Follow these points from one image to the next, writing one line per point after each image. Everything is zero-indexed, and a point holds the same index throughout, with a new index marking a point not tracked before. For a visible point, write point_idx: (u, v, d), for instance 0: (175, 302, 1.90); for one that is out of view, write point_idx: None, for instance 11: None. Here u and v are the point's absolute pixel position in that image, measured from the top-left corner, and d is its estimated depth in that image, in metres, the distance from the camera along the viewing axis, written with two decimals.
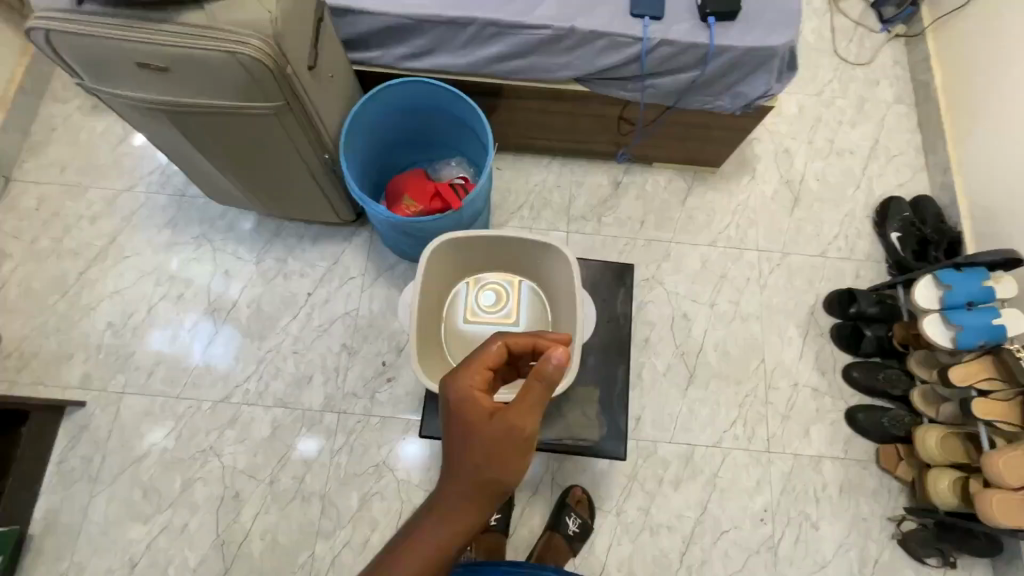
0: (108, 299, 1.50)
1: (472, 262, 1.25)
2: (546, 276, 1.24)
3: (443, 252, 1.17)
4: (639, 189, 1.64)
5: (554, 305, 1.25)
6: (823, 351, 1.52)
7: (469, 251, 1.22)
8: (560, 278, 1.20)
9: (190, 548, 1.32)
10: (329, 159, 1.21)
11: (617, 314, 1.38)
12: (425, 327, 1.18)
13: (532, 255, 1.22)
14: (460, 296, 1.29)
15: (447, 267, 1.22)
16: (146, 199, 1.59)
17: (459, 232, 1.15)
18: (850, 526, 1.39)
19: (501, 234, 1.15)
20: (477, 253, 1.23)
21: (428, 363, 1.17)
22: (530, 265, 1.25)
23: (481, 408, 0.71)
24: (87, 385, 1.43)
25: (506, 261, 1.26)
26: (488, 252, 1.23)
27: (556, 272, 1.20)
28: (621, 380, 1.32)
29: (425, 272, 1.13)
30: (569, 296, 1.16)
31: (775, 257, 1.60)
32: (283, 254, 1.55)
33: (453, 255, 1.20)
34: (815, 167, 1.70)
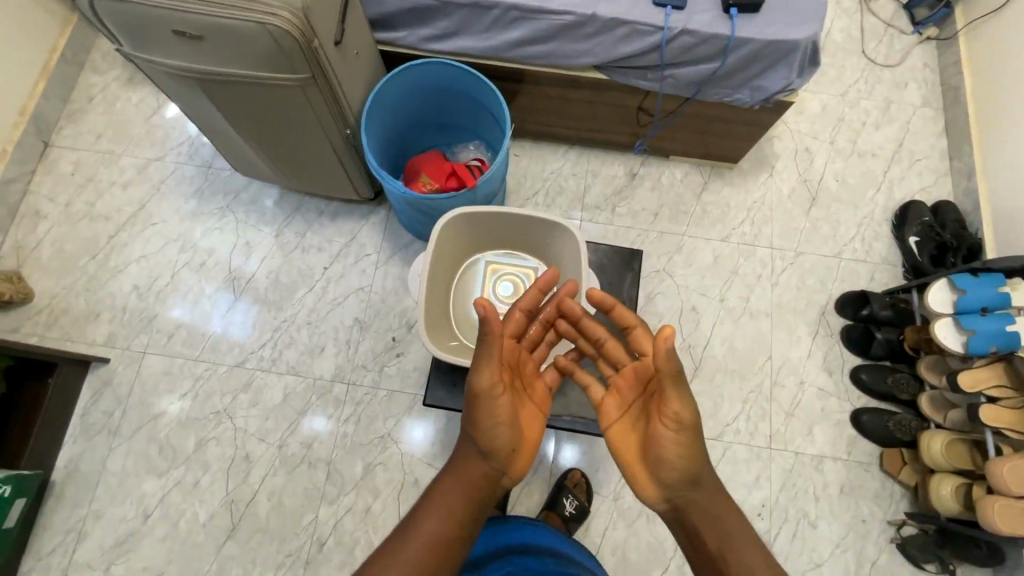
0: (135, 263, 1.56)
1: (484, 241, 1.28)
2: (556, 260, 1.26)
3: (456, 226, 1.20)
4: (655, 181, 1.65)
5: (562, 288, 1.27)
6: (831, 352, 1.51)
7: (482, 229, 1.25)
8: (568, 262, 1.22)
9: (200, 504, 1.38)
10: (351, 134, 1.24)
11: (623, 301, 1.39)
12: (434, 299, 1.20)
13: (543, 237, 1.23)
14: (472, 274, 1.32)
15: (459, 243, 1.24)
16: (175, 168, 1.65)
17: (471, 207, 1.17)
18: (848, 526, 1.39)
19: (514, 213, 1.18)
20: (489, 232, 1.25)
21: (435, 335, 1.20)
22: (541, 247, 1.27)
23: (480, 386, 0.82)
24: (111, 343, 1.49)
25: (518, 242, 1.28)
26: (500, 232, 1.25)
27: (565, 256, 1.22)
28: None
29: (437, 245, 1.16)
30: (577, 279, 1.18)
31: (789, 256, 1.59)
32: (303, 228, 1.60)
33: (466, 231, 1.23)
34: (835, 167, 1.68)
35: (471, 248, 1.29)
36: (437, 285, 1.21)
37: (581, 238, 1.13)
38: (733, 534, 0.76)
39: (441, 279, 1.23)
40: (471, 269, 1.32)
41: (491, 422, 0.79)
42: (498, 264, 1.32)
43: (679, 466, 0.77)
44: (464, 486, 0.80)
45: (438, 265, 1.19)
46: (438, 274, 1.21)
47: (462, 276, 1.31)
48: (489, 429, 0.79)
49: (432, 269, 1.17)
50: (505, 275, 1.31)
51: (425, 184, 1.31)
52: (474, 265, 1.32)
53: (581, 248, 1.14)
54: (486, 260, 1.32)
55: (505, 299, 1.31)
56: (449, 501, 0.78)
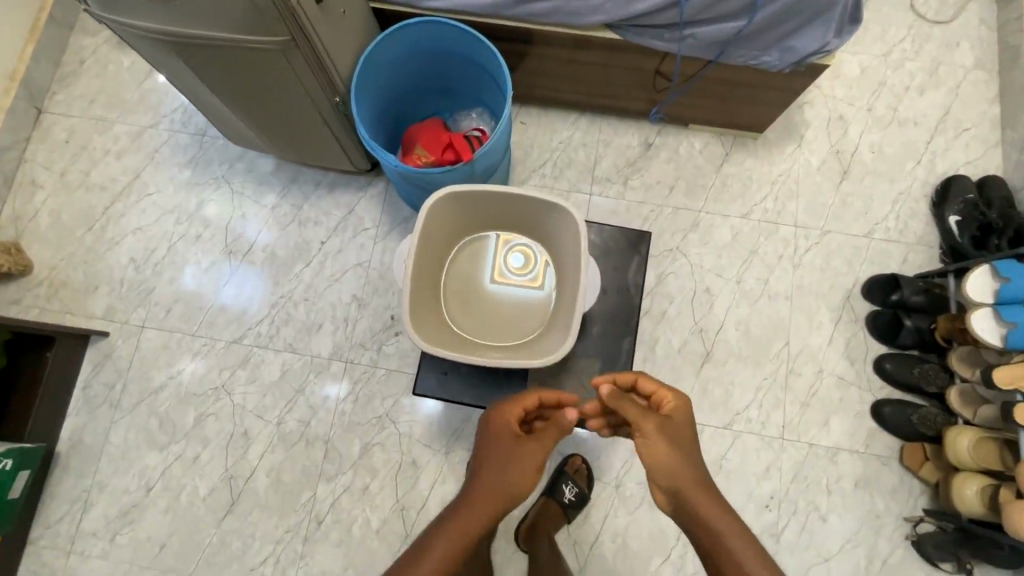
0: (131, 234, 1.52)
1: (479, 220, 1.20)
2: (555, 242, 1.18)
3: (446, 206, 1.11)
4: (671, 152, 1.53)
5: (562, 271, 1.19)
6: (854, 339, 1.42)
7: (481, 206, 1.16)
8: (568, 244, 1.13)
9: (201, 478, 1.38)
10: (340, 102, 1.16)
11: (629, 286, 1.31)
12: (424, 284, 1.13)
13: (541, 218, 1.15)
14: (467, 256, 1.25)
15: (451, 224, 1.17)
16: (169, 136, 1.59)
17: (462, 186, 1.08)
18: (861, 520, 1.33)
19: (509, 192, 1.09)
20: (484, 212, 1.17)
21: (425, 322, 1.13)
22: (541, 229, 1.18)
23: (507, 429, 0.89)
24: (110, 316, 1.48)
25: (515, 222, 1.19)
26: (496, 212, 1.17)
27: (565, 238, 1.14)
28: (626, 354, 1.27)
29: (424, 227, 1.08)
30: (576, 262, 1.10)
31: (815, 235, 1.48)
32: (299, 200, 1.54)
33: (457, 212, 1.15)
34: (871, 137, 1.54)
35: (466, 227, 1.21)
36: (427, 269, 1.14)
37: (580, 220, 1.05)
38: (740, 550, 0.73)
39: (432, 262, 1.16)
40: (467, 250, 1.25)
41: (525, 466, 0.83)
42: (495, 244, 1.24)
43: (683, 482, 0.79)
44: (488, 504, 0.79)
45: (427, 248, 1.11)
46: (427, 257, 1.14)
47: (455, 258, 1.24)
48: (518, 471, 0.83)
49: (420, 253, 1.09)
50: (503, 256, 1.24)
51: (420, 157, 1.23)
52: (470, 247, 1.25)
53: (580, 232, 1.06)
54: (483, 240, 1.25)
55: (517, 271, 1.24)
56: (466, 523, 0.76)
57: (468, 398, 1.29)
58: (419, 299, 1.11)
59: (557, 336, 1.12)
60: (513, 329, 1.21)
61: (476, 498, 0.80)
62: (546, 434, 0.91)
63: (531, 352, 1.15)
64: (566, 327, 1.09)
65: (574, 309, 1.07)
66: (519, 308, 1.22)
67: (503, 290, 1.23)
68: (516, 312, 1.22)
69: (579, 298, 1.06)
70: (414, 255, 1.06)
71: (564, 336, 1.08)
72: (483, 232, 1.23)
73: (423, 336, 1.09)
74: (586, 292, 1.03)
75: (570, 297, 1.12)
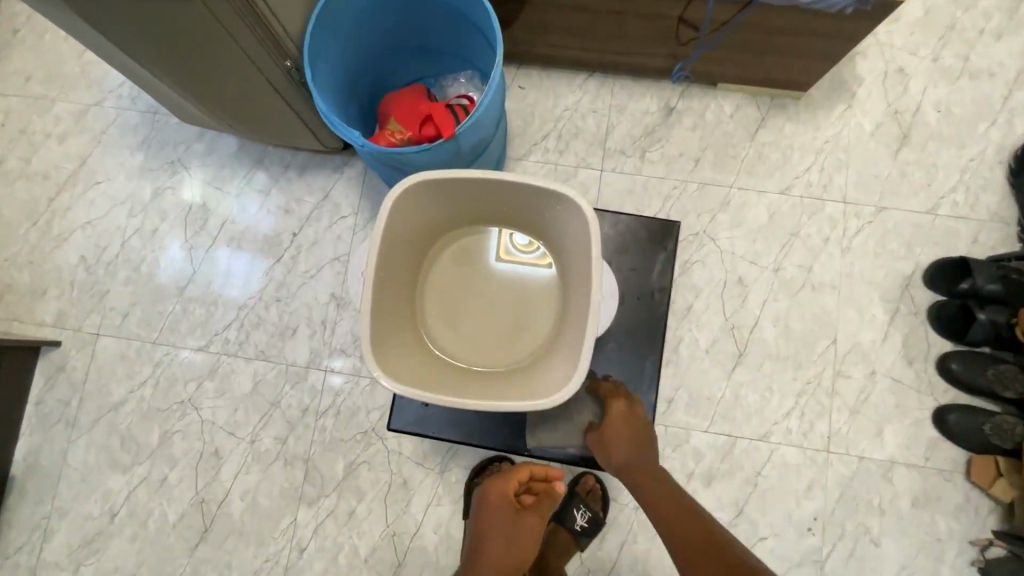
0: (80, 229, 1.35)
1: (464, 211, 0.99)
2: (559, 238, 0.98)
3: (417, 195, 0.91)
4: (697, 118, 1.30)
5: (568, 272, 0.99)
6: (913, 334, 1.21)
7: (462, 197, 0.95)
8: (573, 242, 0.93)
9: (169, 503, 1.24)
10: (293, 68, 0.98)
11: (653, 290, 1.24)
12: (394, 291, 0.94)
13: (540, 209, 0.94)
14: (452, 253, 1.05)
15: (428, 215, 0.96)
16: (117, 115, 1.39)
17: (438, 175, 0.88)
18: (919, 544, 1.15)
19: (501, 178, 0.88)
20: (469, 201, 0.96)
21: (397, 337, 0.94)
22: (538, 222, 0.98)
23: (505, 510, 1.01)
24: (61, 323, 1.31)
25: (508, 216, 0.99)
26: (484, 201, 0.97)
27: (569, 233, 0.93)
28: (649, 376, 1.21)
29: (389, 223, 0.88)
30: (585, 265, 0.89)
31: (867, 213, 1.25)
32: (267, 185, 1.34)
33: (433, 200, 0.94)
34: (937, 93, 1.29)
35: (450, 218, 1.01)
36: (398, 272, 0.95)
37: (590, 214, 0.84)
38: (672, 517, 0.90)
39: (404, 263, 0.96)
40: (452, 247, 1.05)
41: (521, 545, 0.99)
42: (487, 239, 1.04)
43: (628, 466, 0.99)
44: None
45: (396, 249, 0.91)
46: (397, 259, 0.93)
47: (435, 255, 1.04)
48: (514, 558, 0.98)
49: (385, 255, 0.89)
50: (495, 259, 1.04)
51: (393, 133, 1.01)
52: (457, 242, 1.05)
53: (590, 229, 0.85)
54: (471, 235, 1.05)
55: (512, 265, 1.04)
56: None
57: (454, 434, 1.21)
58: (387, 311, 0.91)
59: (560, 354, 0.93)
60: (507, 342, 1.01)
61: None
62: (540, 507, 1.03)
63: (530, 372, 0.96)
64: (573, 344, 0.90)
65: (583, 324, 0.87)
66: (515, 319, 1.02)
67: (496, 296, 1.03)
68: (514, 314, 1.02)
69: (588, 310, 0.87)
70: (375, 258, 0.86)
71: (570, 358, 0.88)
72: (470, 224, 1.03)
73: (391, 356, 0.90)
74: (598, 305, 0.84)
75: (579, 306, 0.92)
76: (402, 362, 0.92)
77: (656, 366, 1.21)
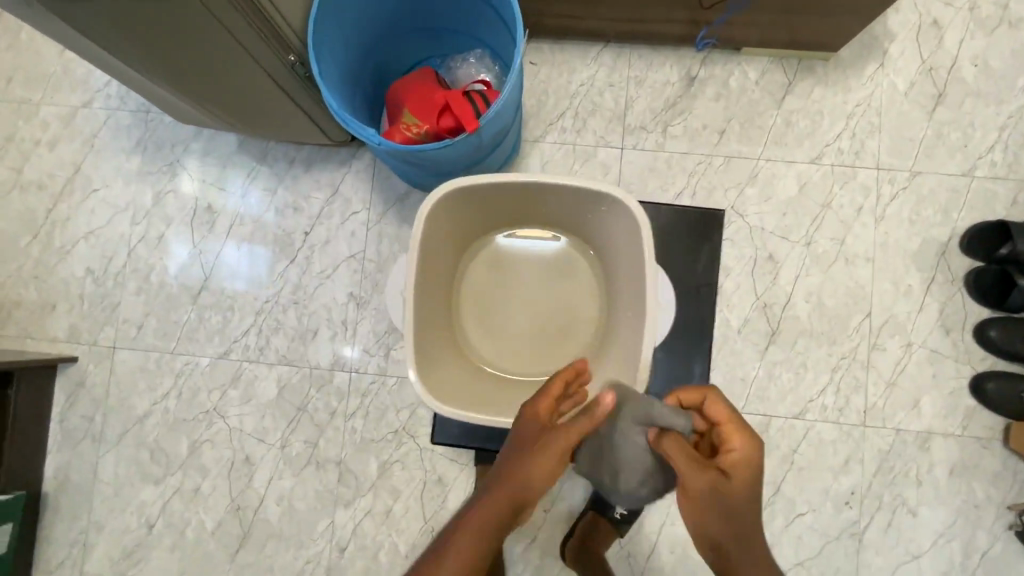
0: (83, 240, 1.30)
1: (495, 214, 0.97)
2: (599, 235, 0.96)
3: (449, 203, 0.89)
4: (720, 86, 1.23)
5: (609, 270, 0.98)
6: (950, 303, 1.18)
7: (499, 198, 0.93)
8: (619, 241, 0.91)
9: (205, 511, 1.23)
10: (296, 62, 0.94)
11: (699, 285, 1.20)
12: (433, 308, 0.93)
13: (579, 208, 0.93)
14: (487, 262, 1.03)
15: (458, 222, 0.95)
16: (107, 116, 1.32)
17: (472, 176, 0.86)
18: (956, 512, 1.16)
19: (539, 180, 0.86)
20: (505, 204, 0.95)
21: (436, 350, 0.93)
22: (578, 222, 0.96)
23: (531, 426, 0.80)
24: (75, 339, 1.28)
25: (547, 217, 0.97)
26: (523, 204, 0.95)
27: (615, 234, 0.92)
28: (697, 379, 1.18)
29: (423, 239, 0.86)
30: (633, 267, 0.88)
31: (902, 179, 1.20)
32: (273, 183, 1.29)
33: (462, 207, 0.93)
34: (974, 45, 1.21)
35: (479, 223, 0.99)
36: (434, 287, 0.94)
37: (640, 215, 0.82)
38: None
39: (438, 277, 0.95)
40: (485, 255, 1.03)
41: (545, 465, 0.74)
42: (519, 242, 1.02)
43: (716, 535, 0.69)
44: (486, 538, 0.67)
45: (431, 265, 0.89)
46: (432, 275, 0.92)
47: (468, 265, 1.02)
48: (519, 483, 0.72)
49: (422, 272, 0.88)
50: (531, 262, 1.02)
51: (409, 126, 0.95)
52: (489, 248, 1.03)
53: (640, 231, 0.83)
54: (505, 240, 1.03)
55: (548, 271, 1.02)
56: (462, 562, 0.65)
57: None
58: (428, 329, 0.91)
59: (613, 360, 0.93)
60: (548, 350, 1.00)
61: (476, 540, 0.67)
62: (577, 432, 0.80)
63: None
64: (628, 350, 0.89)
65: (637, 330, 0.87)
66: (555, 327, 1.00)
67: (533, 304, 1.01)
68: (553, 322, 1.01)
69: (642, 316, 0.86)
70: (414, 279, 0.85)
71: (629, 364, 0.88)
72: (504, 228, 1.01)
73: (435, 376, 0.89)
74: (655, 310, 0.83)
75: (629, 309, 0.91)
76: (447, 381, 0.91)
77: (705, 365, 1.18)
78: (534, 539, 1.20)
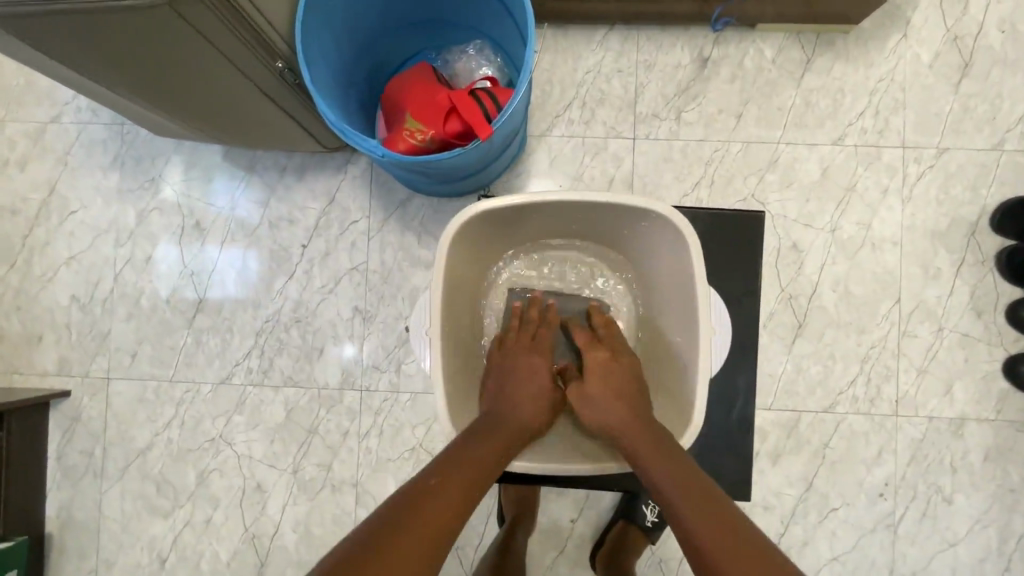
0: (65, 266, 1.22)
1: (525, 232, 0.96)
2: (637, 252, 0.95)
3: (476, 227, 0.88)
4: (735, 67, 1.16)
5: (648, 288, 0.97)
6: (981, 285, 1.14)
7: (529, 217, 0.91)
8: (661, 260, 0.91)
9: (219, 542, 1.19)
10: (285, 69, 0.84)
11: (740, 294, 1.13)
12: (461, 339, 0.93)
13: (617, 225, 0.92)
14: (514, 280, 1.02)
15: (483, 244, 0.94)
16: (79, 131, 1.22)
17: (503, 199, 0.84)
18: (992, 497, 1.13)
19: (579, 200, 0.84)
20: (535, 224, 0.94)
21: (464, 373, 0.92)
22: (611, 237, 0.95)
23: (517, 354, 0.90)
24: (67, 371, 1.21)
25: (578, 233, 0.97)
26: (555, 223, 0.94)
27: (657, 255, 0.91)
28: (743, 392, 1.14)
29: (449, 269, 0.85)
30: (679, 289, 0.88)
31: (928, 156, 1.15)
32: (264, 195, 1.20)
33: (490, 230, 0.92)
34: (1001, 10, 1.15)
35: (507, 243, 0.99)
36: (461, 317, 0.93)
37: (687, 233, 0.81)
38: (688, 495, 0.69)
39: (465, 306, 0.94)
40: (512, 272, 1.02)
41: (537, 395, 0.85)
42: (551, 263, 1.02)
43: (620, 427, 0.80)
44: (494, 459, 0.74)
45: (456, 286, 0.89)
46: (458, 304, 0.92)
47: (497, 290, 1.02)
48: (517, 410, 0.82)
49: (449, 303, 0.87)
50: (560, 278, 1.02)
51: (413, 133, 0.88)
52: (519, 271, 1.02)
53: (688, 251, 0.82)
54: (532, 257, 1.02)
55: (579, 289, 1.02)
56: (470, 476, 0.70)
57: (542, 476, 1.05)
58: (456, 362, 0.90)
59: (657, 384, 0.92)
60: None
61: (471, 457, 0.72)
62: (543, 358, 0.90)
63: None
64: (676, 373, 0.88)
65: (686, 352, 0.86)
66: None
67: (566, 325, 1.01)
68: None
69: (692, 339, 0.85)
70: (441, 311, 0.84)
71: (679, 389, 0.87)
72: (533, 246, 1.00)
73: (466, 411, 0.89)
74: (709, 332, 0.82)
75: (674, 329, 0.90)
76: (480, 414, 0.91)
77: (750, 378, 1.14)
78: (562, 551, 1.17)
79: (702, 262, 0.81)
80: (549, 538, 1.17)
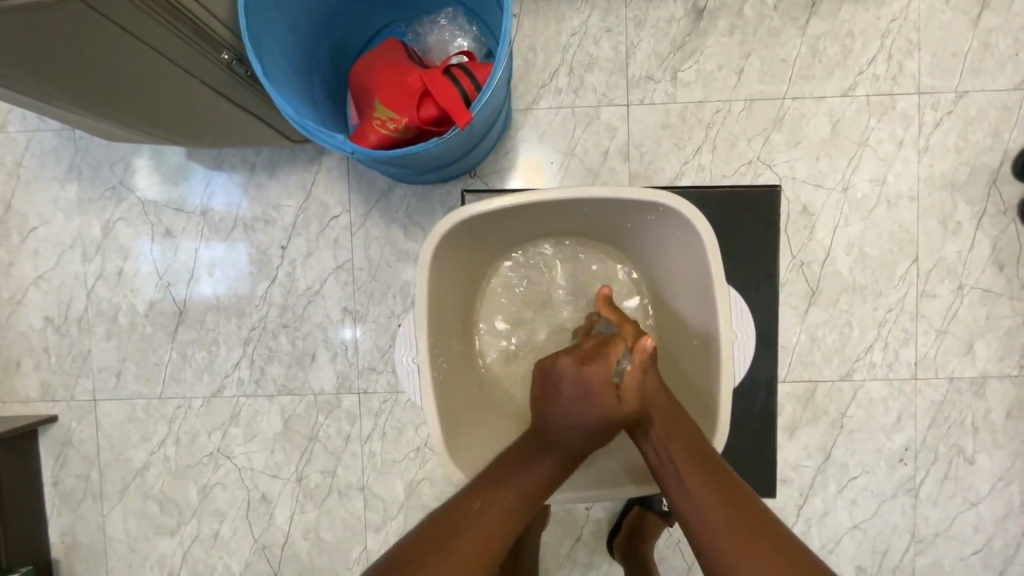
0: (33, 287, 1.15)
1: (516, 231, 0.89)
2: (643, 244, 0.88)
3: (461, 234, 0.81)
4: (734, 17, 1.06)
5: (658, 284, 0.90)
6: (1005, 235, 1.07)
7: (518, 214, 0.84)
8: (673, 257, 0.84)
9: (229, 555, 1.16)
10: (233, 60, 0.76)
11: (758, 280, 1.08)
12: (455, 360, 0.87)
13: (621, 218, 0.85)
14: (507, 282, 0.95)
15: (469, 252, 0.86)
16: (28, 140, 1.13)
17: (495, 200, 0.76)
18: (1015, 454, 1.10)
19: (582, 195, 0.77)
20: (528, 220, 0.86)
21: (465, 403, 0.86)
22: (612, 228, 0.88)
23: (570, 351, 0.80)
24: (50, 396, 1.16)
25: (576, 227, 0.89)
26: (553, 218, 0.86)
27: (669, 249, 0.84)
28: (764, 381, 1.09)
29: (433, 286, 0.79)
30: (694, 289, 0.82)
31: (946, 102, 1.06)
32: (234, 195, 1.12)
33: (479, 235, 0.85)
34: None
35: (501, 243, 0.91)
36: (453, 337, 0.87)
37: (703, 229, 0.75)
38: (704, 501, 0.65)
39: (456, 319, 0.88)
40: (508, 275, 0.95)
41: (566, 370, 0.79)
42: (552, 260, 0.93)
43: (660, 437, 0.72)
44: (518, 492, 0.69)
45: (442, 301, 0.82)
46: (448, 322, 0.85)
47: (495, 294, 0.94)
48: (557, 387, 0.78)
49: (437, 329, 0.81)
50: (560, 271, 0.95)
51: (384, 122, 0.79)
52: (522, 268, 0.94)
53: (704, 250, 0.76)
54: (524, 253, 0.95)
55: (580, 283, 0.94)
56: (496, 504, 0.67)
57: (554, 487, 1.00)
58: (450, 383, 0.84)
59: (676, 390, 0.87)
60: None
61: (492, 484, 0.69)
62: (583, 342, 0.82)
63: None
64: (694, 376, 0.83)
65: (705, 358, 0.80)
66: None
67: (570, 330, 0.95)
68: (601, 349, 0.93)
69: (710, 342, 0.79)
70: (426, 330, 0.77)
71: (699, 389, 0.82)
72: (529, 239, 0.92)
73: (464, 438, 0.83)
74: (732, 337, 0.76)
75: (691, 326, 0.84)
76: (480, 438, 0.86)
77: (771, 365, 1.09)
78: (579, 538, 1.15)
79: (719, 259, 0.75)
80: (565, 527, 1.15)
